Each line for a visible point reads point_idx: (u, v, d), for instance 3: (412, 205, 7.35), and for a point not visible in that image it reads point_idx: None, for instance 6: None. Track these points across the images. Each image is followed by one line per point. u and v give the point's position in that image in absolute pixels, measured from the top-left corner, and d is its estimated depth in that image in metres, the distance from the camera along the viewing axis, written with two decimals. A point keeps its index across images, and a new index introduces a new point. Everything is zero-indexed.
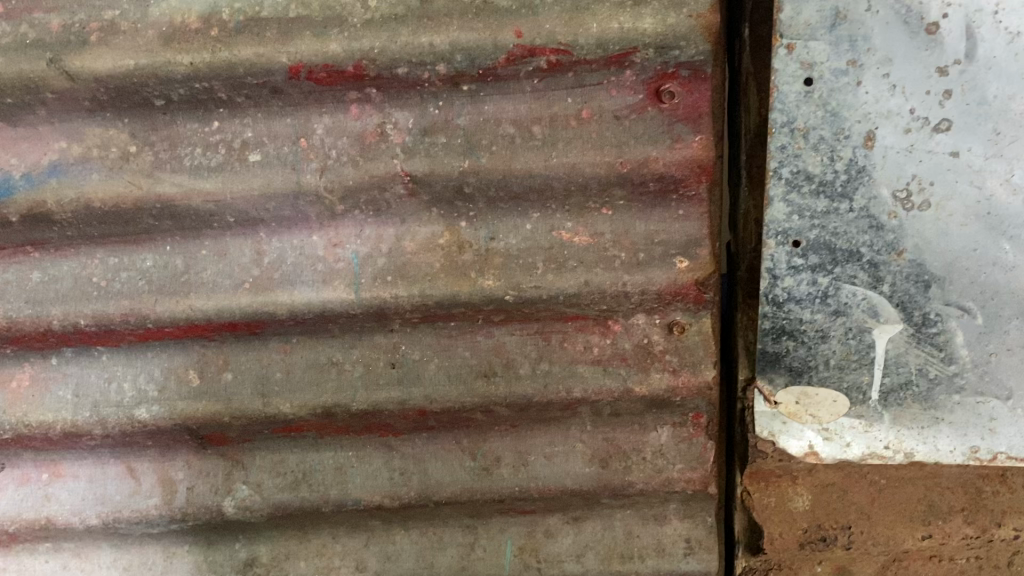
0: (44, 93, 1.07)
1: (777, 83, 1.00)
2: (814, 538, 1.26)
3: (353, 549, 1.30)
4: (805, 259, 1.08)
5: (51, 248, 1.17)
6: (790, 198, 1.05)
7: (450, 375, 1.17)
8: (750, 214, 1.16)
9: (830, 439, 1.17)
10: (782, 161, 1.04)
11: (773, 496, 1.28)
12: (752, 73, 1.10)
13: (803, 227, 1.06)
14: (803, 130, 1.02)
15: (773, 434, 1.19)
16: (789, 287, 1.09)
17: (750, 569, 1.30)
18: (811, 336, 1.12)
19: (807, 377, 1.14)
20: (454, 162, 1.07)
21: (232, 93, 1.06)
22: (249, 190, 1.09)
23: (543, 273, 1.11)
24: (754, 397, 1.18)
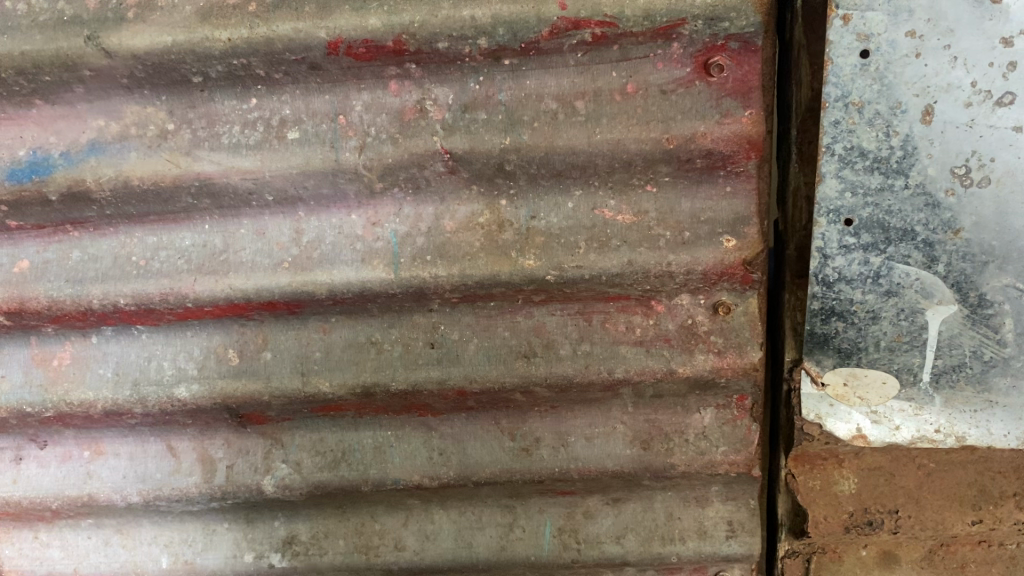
0: (82, 70, 1.05)
1: (831, 57, 0.96)
2: (860, 521, 1.24)
3: (392, 528, 1.30)
4: (857, 238, 1.04)
5: (91, 228, 1.16)
6: (843, 175, 1.01)
7: (490, 356, 1.16)
8: (801, 191, 1.11)
9: (878, 421, 1.15)
10: (834, 137, 1.00)
11: (819, 479, 1.25)
12: (803, 45, 1.04)
13: (856, 205, 1.02)
14: (858, 104, 0.98)
15: (820, 416, 1.17)
16: (839, 267, 1.06)
17: (794, 551, 1.28)
18: (861, 317, 1.09)
19: (856, 359, 1.12)
20: (495, 139, 1.05)
21: (271, 69, 1.04)
22: (288, 168, 1.08)
23: (585, 252, 1.08)
24: (801, 378, 1.16)
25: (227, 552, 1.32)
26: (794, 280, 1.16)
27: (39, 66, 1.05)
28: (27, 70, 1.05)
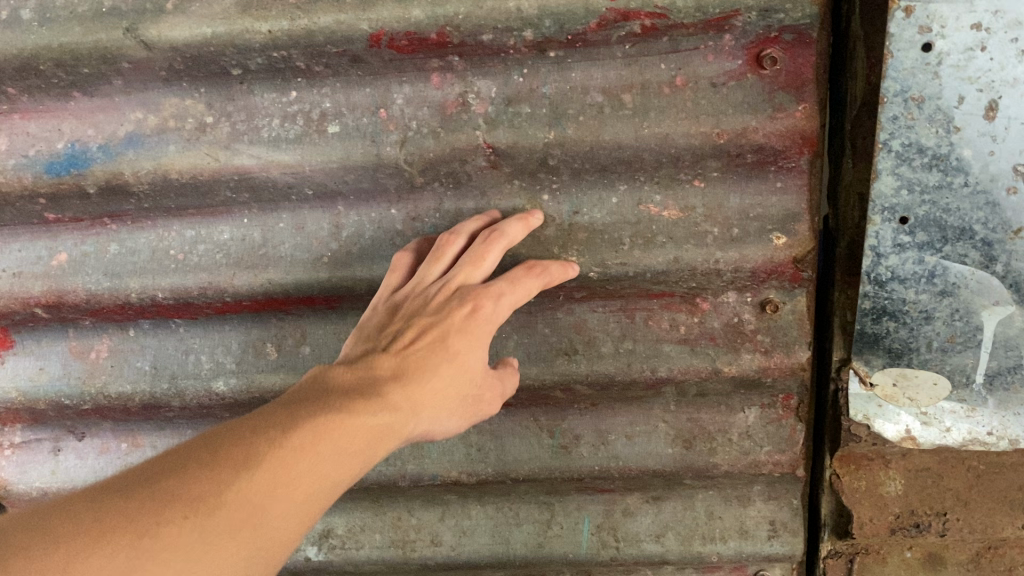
0: (121, 62, 1.02)
1: (892, 50, 0.91)
2: (906, 524, 1.20)
3: (428, 522, 1.31)
4: (912, 237, 1.00)
5: (129, 220, 1.14)
6: (900, 172, 0.97)
7: (531, 354, 1.16)
8: (853, 186, 1.06)
9: (928, 423, 1.10)
10: (892, 133, 0.95)
11: (864, 480, 1.21)
12: (861, 36, 0.99)
13: (913, 203, 0.98)
14: (917, 99, 0.92)
15: (867, 417, 1.12)
16: (892, 266, 1.02)
17: (836, 552, 1.26)
18: (914, 317, 1.04)
19: (907, 360, 1.07)
20: (539, 133, 1.02)
21: (311, 61, 1.01)
22: (328, 162, 1.05)
23: (629, 249, 1.06)
24: (848, 378, 1.12)
25: None
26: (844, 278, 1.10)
27: (77, 58, 1.01)
28: (65, 63, 1.02)
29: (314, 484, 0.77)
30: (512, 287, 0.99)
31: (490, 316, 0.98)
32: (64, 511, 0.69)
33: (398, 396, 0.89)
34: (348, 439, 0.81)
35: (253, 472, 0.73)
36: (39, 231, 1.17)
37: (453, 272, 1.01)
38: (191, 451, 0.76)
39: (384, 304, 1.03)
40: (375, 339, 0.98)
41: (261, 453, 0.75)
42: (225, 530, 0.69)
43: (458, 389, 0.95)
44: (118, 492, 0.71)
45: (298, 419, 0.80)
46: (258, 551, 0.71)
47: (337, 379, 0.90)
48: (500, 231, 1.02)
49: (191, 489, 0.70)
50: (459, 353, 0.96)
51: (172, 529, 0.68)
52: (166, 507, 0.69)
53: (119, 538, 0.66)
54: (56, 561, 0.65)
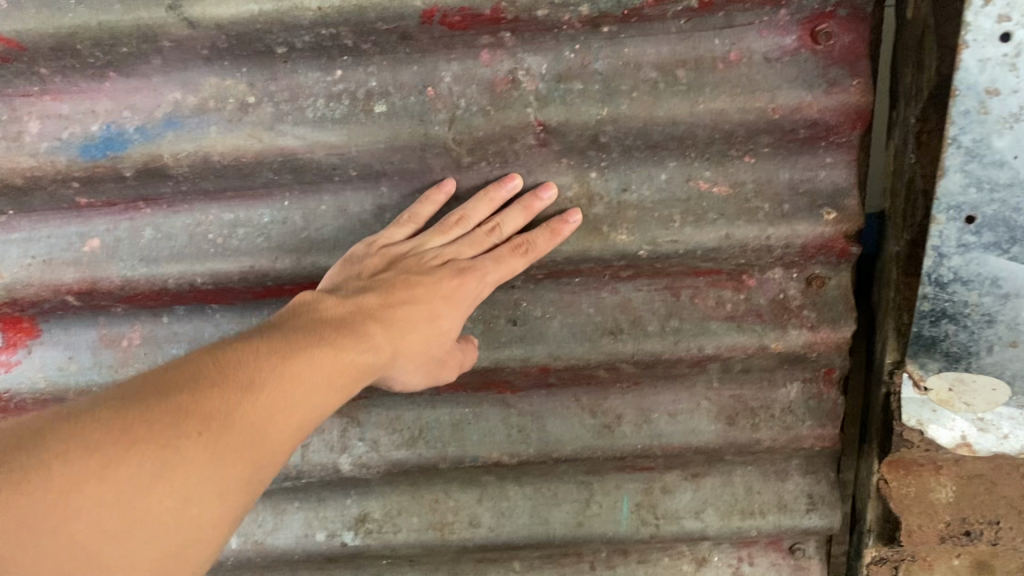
0: (162, 41, 0.99)
1: (966, 40, 0.83)
2: (957, 532, 1.14)
3: (466, 504, 1.31)
4: (978, 237, 0.92)
5: (164, 204, 1.11)
6: (968, 169, 0.89)
7: (575, 333, 1.15)
8: (916, 182, 1.02)
9: (985, 430, 1.06)
10: (962, 127, 0.87)
11: (913, 486, 1.15)
12: (931, 21, 0.93)
13: (981, 201, 0.90)
14: (992, 92, 0.84)
15: (921, 423, 1.08)
16: (955, 266, 0.94)
17: (882, 558, 1.22)
18: (976, 321, 0.97)
19: (966, 363, 1.00)
20: (592, 110, 1.01)
21: (359, 39, 0.99)
22: (376, 143, 1.04)
23: (680, 226, 1.06)
24: (902, 381, 1.07)
25: (299, 531, 1.33)
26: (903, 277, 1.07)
27: (116, 37, 0.98)
28: (103, 41, 0.99)
29: (305, 413, 0.87)
30: (497, 266, 1.05)
31: (473, 291, 1.07)
32: (88, 414, 0.75)
33: (381, 341, 1.00)
34: (336, 374, 0.92)
35: (257, 397, 0.83)
36: (68, 216, 1.13)
37: (451, 249, 1.08)
38: (194, 369, 0.83)
39: (379, 250, 1.06)
40: (362, 281, 1.03)
41: (265, 380, 0.85)
42: (237, 447, 0.79)
43: (425, 347, 1.05)
44: (138, 401, 0.77)
45: (293, 349, 0.90)
46: (260, 465, 0.81)
47: (326, 310, 0.99)
48: (498, 225, 1.07)
49: (207, 405, 0.79)
50: (437, 318, 1.06)
51: (190, 444, 0.76)
52: (183, 423, 0.76)
53: (146, 449, 0.74)
54: (93, 466, 0.71)
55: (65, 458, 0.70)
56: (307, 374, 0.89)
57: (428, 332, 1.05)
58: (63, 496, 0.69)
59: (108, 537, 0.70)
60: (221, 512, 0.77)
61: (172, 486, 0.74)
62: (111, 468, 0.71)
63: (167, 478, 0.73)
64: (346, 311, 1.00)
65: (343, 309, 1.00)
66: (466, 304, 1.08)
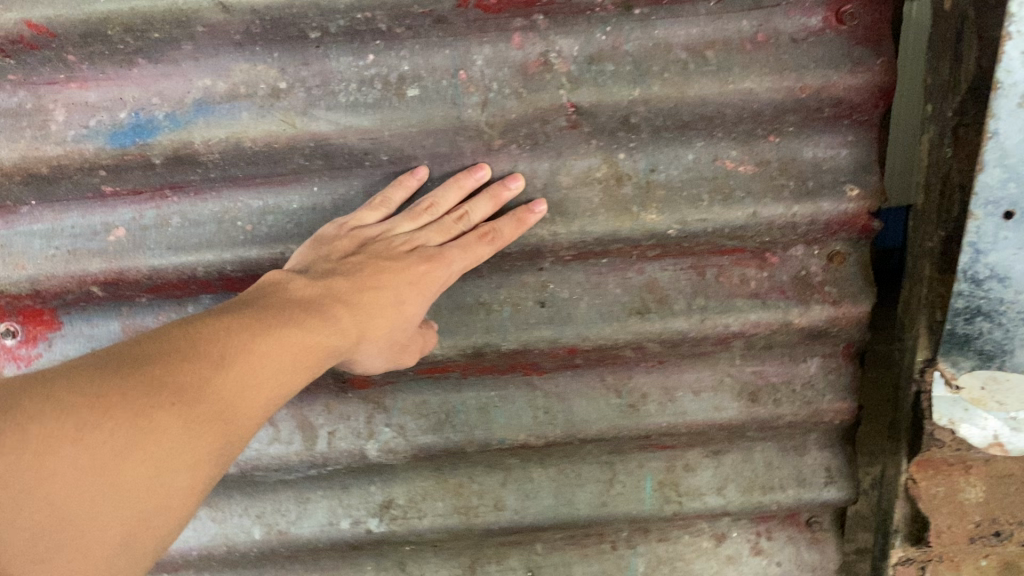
0: (195, 26, 0.99)
1: (1011, 32, 0.86)
2: (986, 532, 1.15)
3: (491, 488, 1.32)
4: (1016, 233, 0.95)
5: (191, 191, 1.11)
6: (1008, 165, 0.91)
7: (602, 313, 1.16)
8: (953, 177, 0.99)
9: (1017, 429, 1.06)
10: (1005, 123, 0.90)
11: (942, 486, 1.16)
12: (970, 15, 0.92)
13: (1019, 197, 0.93)
14: None
15: (953, 421, 1.09)
16: (991, 263, 0.97)
17: (909, 559, 1.20)
18: (1011, 318, 0.99)
19: (1000, 361, 1.02)
20: (624, 91, 1.02)
21: (394, 23, 1.00)
22: (409, 127, 1.04)
23: (708, 205, 1.08)
24: (933, 379, 1.08)
25: (323, 520, 1.33)
26: (937, 275, 1.04)
27: (149, 22, 0.98)
28: (135, 27, 0.98)
29: (274, 390, 0.88)
30: (463, 254, 1.07)
31: (440, 278, 1.09)
32: (63, 378, 0.76)
33: (349, 322, 1.00)
34: (307, 350, 0.93)
35: (229, 371, 0.84)
36: (91, 205, 1.12)
37: (420, 235, 1.10)
38: (167, 341, 0.84)
39: (349, 232, 1.07)
40: (331, 263, 1.04)
41: (236, 353, 0.85)
42: (208, 419, 0.80)
43: (390, 331, 1.05)
44: (114, 368, 0.78)
45: (265, 324, 0.91)
46: (229, 439, 0.82)
47: (296, 291, 0.99)
48: (466, 214, 1.09)
49: (179, 377, 0.80)
50: (405, 303, 1.06)
51: (164, 413, 0.76)
52: (157, 391, 0.77)
53: (121, 414, 0.74)
54: (68, 427, 0.72)
55: (39, 423, 0.71)
56: (279, 351, 0.90)
57: (396, 317, 1.05)
58: (37, 462, 0.70)
59: (82, 503, 0.71)
60: (192, 481, 0.78)
61: (145, 452, 0.74)
62: (85, 434, 0.72)
63: (140, 445, 0.74)
64: (315, 290, 1.01)
65: (313, 288, 1.01)
66: (433, 290, 1.09)
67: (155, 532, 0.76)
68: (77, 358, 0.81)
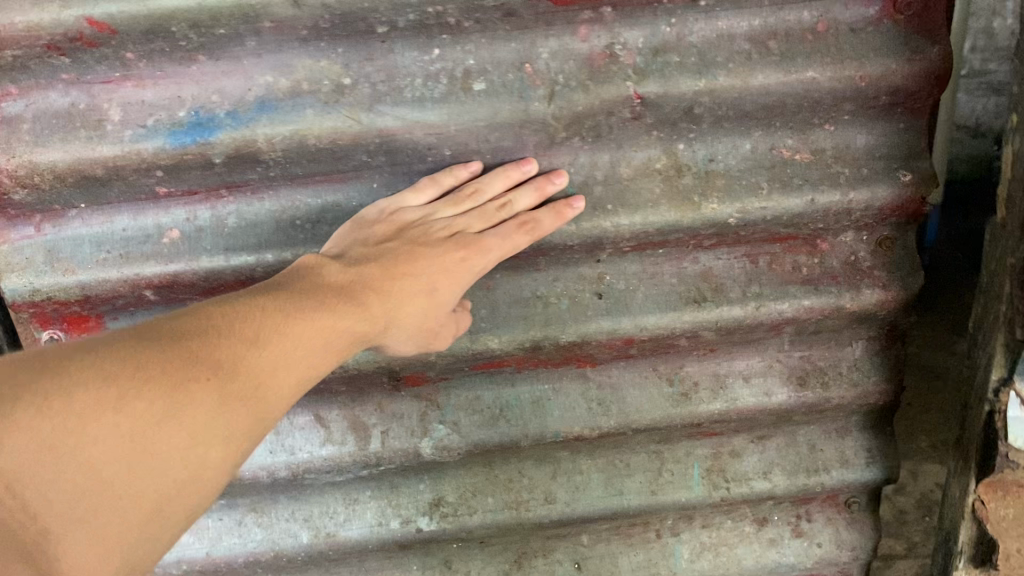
0: (262, 21, 0.97)
1: None
2: None
3: (541, 481, 1.32)
4: None
5: (248, 191, 1.09)
6: None
7: (660, 303, 1.18)
8: None
9: None
10: None
11: (1014, 508, 1.08)
12: None
13: None
14: None
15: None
16: None
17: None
18: None
19: None
20: (690, 82, 1.04)
21: (463, 16, 0.99)
22: (475, 122, 1.04)
23: (768, 193, 1.10)
24: (1007, 401, 1.02)
25: (372, 521, 1.31)
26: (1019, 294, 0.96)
27: (215, 18, 0.96)
28: (201, 23, 0.96)
29: (306, 369, 0.95)
30: (501, 244, 1.07)
31: (474, 267, 1.09)
32: (112, 349, 0.83)
33: (377, 309, 1.04)
34: (340, 334, 0.99)
35: (262, 351, 0.91)
36: (144, 207, 1.09)
37: (462, 220, 1.09)
38: (210, 317, 0.91)
39: (389, 216, 1.07)
40: (367, 248, 1.06)
41: (270, 334, 0.92)
42: (239, 395, 0.87)
43: (421, 318, 1.07)
44: (159, 342, 0.85)
45: (300, 303, 0.96)
46: (259, 414, 0.90)
47: (328, 277, 1.02)
48: (510, 202, 1.08)
49: (216, 353, 0.87)
50: (435, 292, 1.08)
51: (199, 388, 0.84)
52: (194, 367, 0.85)
53: (159, 387, 0.82)
54: (111, 396, 0.79)
55: (83, 390, 0.78)
56: (311, 333, 0.96)
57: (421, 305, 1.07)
58: (81, 429, 0.77)
59: (119, 469, 0.79)
60: (220, 455, 0.86)
61: (178, 425, 0.82)
62: (124, 404, 0.80)
63: (173, 419, 0.82)
64: (348, 276, 1.03)
65: (346, 275, 1.03)
66: (465, 279, 1.09)
67: (184, 500, 0.84)
68: (125, 330, 0.88)
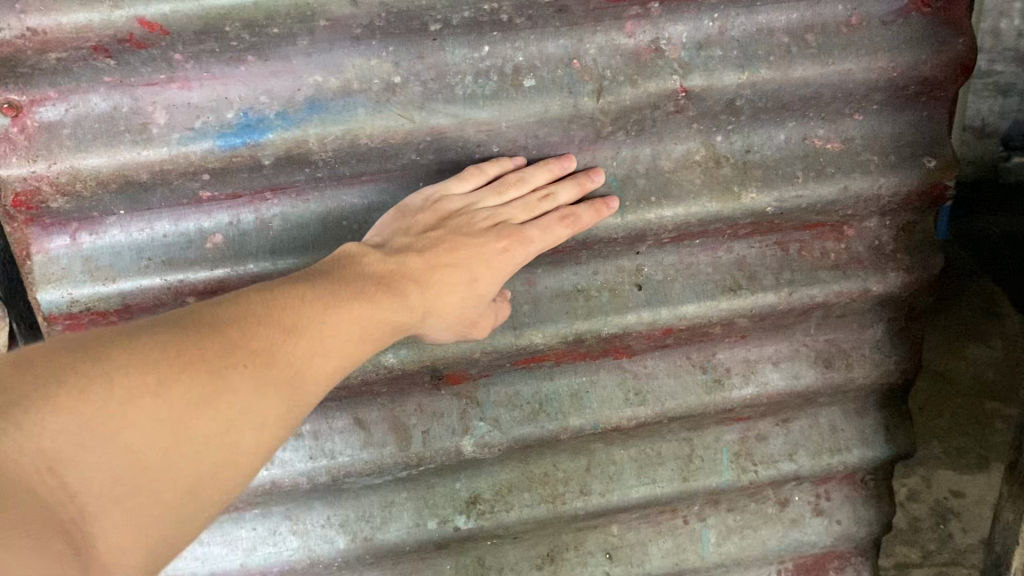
0: (317, 20, 0.96)
1: None
2: None
3: (576, 473, 1.34)
4: None
5: (293, 193, 1.08)
6: None
7: (697, 292, 1.20)
8: None
9: None
10: None
11: None
12: None
13: None
14: None
15: None
16: None
17: None
18: None
19: None
20: (733, 75, 1.06)
21: (516, 13, 1.00)
22: (527, 118, 1.05)
23: (803, 181, 1.14)
24: None
25: (409, 522, 1.30)
26: None
27: (270, 17, 0.94)
28: (255, 22, 0.95)
29: (341, 359, 0.94)
30: (543, 237, 1.07)
31: (516, 258, 1.08)
32: (152, 334, 0.82)
33: (415, 300, 1.03)
34: (373, 324, 0.98)
35: (299, 340, 0.90)
36: (185, 212, 1.07)
37: (505, 210, 1.08)
38: (248, 306, 0.89)
39: (433, 205, 1.06)
40: (410, 238, 1.05)
41: (308, 323, 0.91)
42: (276, 382, 0.87)
43: (460, 308, 1.07)
44: (199, 328, 0.84)
45: (335, 292, 0.96)
46: (294, 402, 0.89)
47: (370, 266, 1.01)
48: (553, 194, 1.08)
49: (254, 341, 0.86)
50: (475, 283, 1.07)
51: (237, 375, 0.84)
52: (233, 354, 0.84)
53: (200, 373, 0.81)
54: (152, 381, 0.78)
55: (124, 373, 0.77)
56: (347, 323, 0.95)
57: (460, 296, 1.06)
58: (122, 408, 0.76)
59: (159, 454, 0.78)
60: (255, 441, 0.85)
61: (216, 411, 0.81)
62: (164, 390, 0.78)
63: (212, 405, 0.81)
64: (389, 267, 1.03)
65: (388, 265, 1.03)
66: (505, 270, 1.08)
67: (215, 487, 0.83)
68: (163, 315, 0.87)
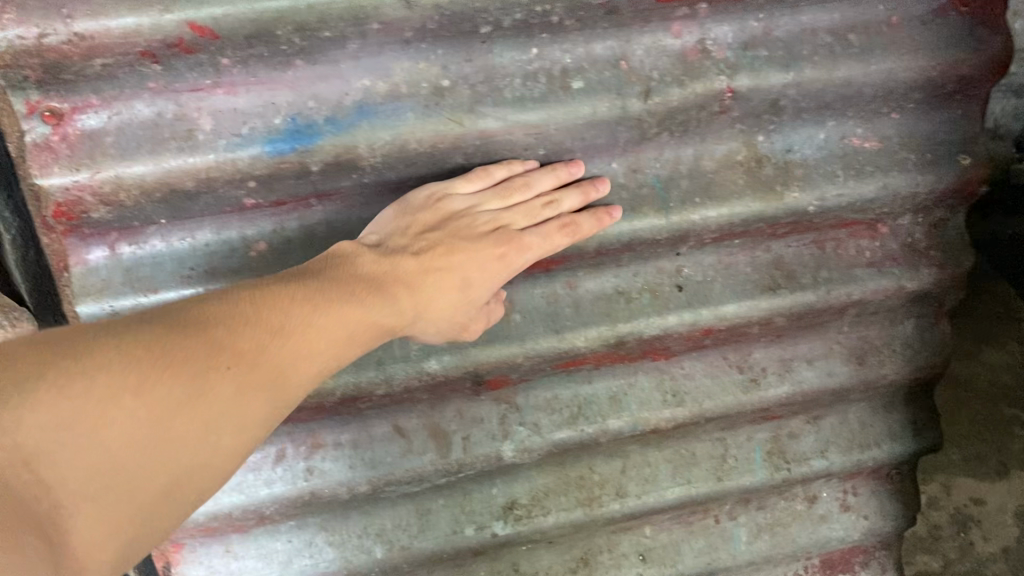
0: (370, 24, 0.94)
1: None
2: None
3: (612, 476, 1.33)
4: None
5: (338, 199, 1.06)
6: None
7: (737, 293, 1.20)
8: None
9: None
10: None
11: None
12: None
13: None
14: None
15: None
16: None
17: None
18: None
19: None
20: (778, 76, 1.07)
21: (567, 15, 0.99)
22: (576, 120, 1.04)
23: (843, 180, 1.15)
24: None
25: (447, 530, 1.29)
26: None
27: (323, 21, 0.93)
28: (307, 26, 0.93)
29: (325, 360, 0.91)
30: (543, 244, 1.07)
31: (512, 264, 1.09)
32: (133, 328, 0.77)
33: (405, 304, 1.02)
34: (363, 327, 0.96)
35: (285, 342, 0.87)
36: (227, 220, 1.04)
37: (506, 215, 1.08)
38: (235, 304, 0.86)
39: (435, 203, 1.04)
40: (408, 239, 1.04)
41: (297, 325, 0.88)
42: (260, 384, 0.83)
43: (451, 312, 1.06)
44: (184, 326, 0.80)
45: (326, 293, 0.93)
46: (276, 404, 0.85)
47: (363, 267, 0.99)
48: (557, 201, 1.08)
49: (240, 342, 0.82)
50: (470, 287, 1.07)
51: (222, 376, 0.79)
52: (218, 355, 0.80)
53: (184, 372, 0.76)
54: (134, 377, 0.73)
55: (104, 366, 0.72)
56: (334, 326, 0.92)
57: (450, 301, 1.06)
58: (101, 403, 0.70)
59: (130, 455, 0.72)
60: (231, 443, 0.80)
61: (197, 412, 0.77)
62: (146, 389, 0.73)
63: (192, 406, 0.76)
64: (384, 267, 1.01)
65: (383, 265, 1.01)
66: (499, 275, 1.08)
67: (185, 490, 0.77)
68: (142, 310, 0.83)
